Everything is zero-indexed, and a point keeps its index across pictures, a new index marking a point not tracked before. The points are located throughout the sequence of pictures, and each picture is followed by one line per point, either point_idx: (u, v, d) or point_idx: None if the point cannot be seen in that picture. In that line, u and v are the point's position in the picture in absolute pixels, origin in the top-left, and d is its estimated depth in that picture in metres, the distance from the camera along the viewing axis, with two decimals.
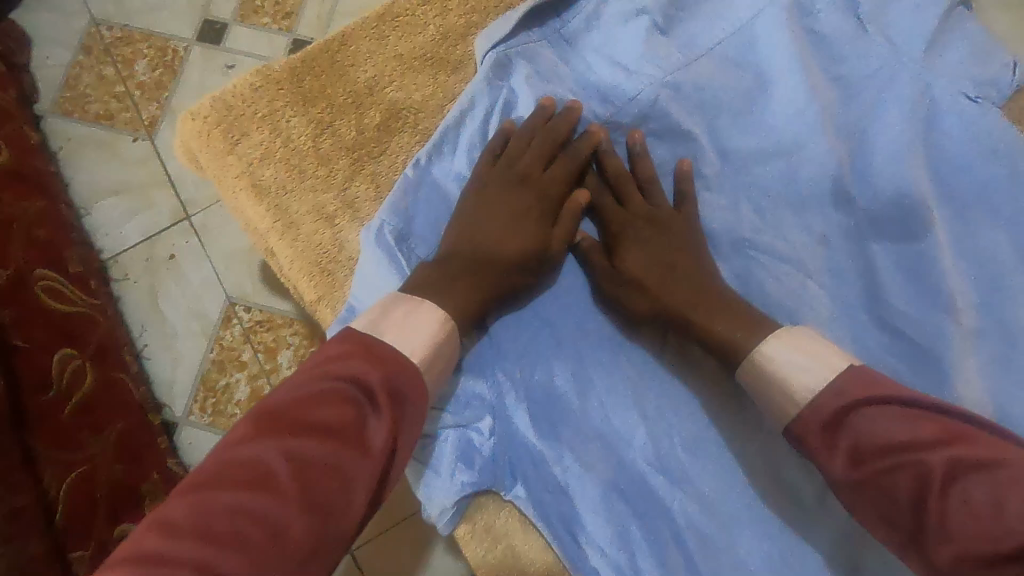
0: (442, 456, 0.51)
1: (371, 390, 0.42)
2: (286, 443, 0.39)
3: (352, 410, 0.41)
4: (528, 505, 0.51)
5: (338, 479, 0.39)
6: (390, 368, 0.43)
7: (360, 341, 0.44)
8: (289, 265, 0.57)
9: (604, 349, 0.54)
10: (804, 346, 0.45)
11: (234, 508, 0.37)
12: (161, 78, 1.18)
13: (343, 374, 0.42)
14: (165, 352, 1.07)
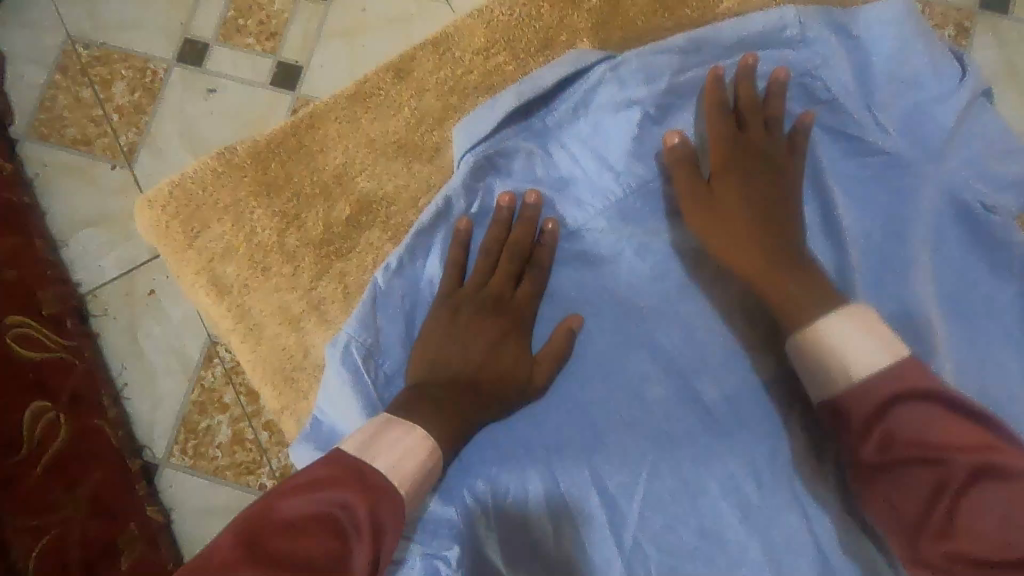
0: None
1: (357, 516, 0.36)
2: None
3: (337, 537, 0.35)
4: None
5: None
6: (377, 495, 0.38)
7: (347, 464, 0.39)
8: (251, 370, 0.54)
9: (581, 471, 0.51)
10: (869, 327, 0.42)
11: None
12: (141, 101, 0.93)
13: (327, 498, 0.36)
14: (144, 397, 0.93)
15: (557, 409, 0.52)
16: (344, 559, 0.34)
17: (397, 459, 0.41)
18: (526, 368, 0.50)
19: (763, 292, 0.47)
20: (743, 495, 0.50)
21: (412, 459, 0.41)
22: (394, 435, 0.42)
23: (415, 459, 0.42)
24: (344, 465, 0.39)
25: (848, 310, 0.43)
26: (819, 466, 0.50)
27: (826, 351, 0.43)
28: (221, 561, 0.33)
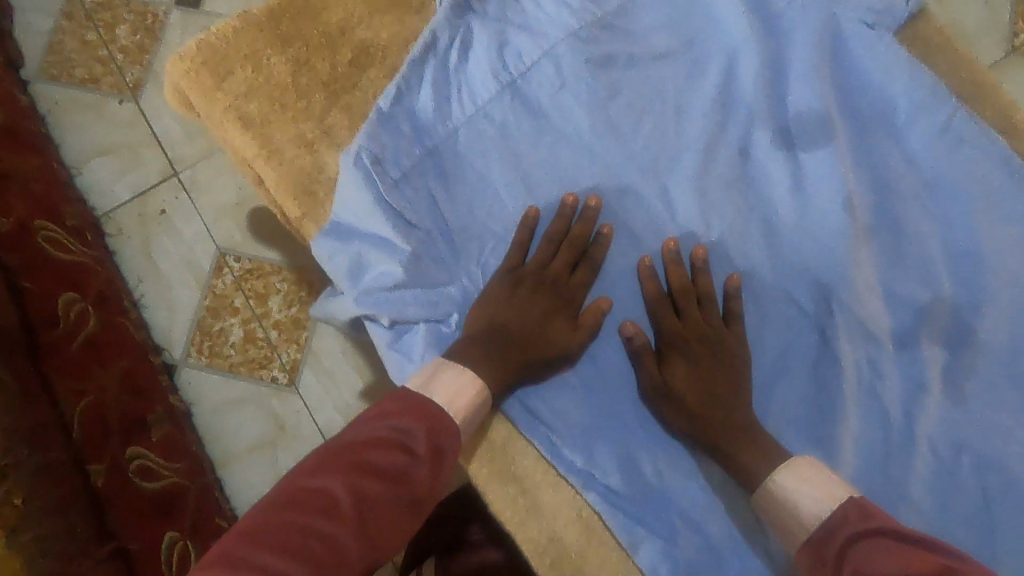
0: (410, 327, 0.60)
1: (415, 437, 0.51)
2: (346, 475, 0.49)
3: (400, 457, 0.50)
4: None
5: (384, 513, 0.49)
6: (435, 423, 0.52)
7: (415, 398, 0.53)
8: (276, 187, 0.64)
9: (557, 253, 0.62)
10: (808, 475, 0.52)
11: (305, 526, 0.45)
12: (143, 41, 1.23)
13: (396, 425, 0.52)
14: (162, 302, 1.14)
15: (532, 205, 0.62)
16: (411, 478, 0.50)
17: (450, 394, 0.54)
18: (569, 332, 0.60)
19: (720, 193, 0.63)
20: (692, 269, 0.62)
21: (465, 395, 0.54)
22: (453, 370, 0.55)
23: (471, 392, 0.55)
24: (413, 400, 0.53)
25: (793, 463, 0.53)
26: (745, 238, 0.62)
27: (786, 511, 0.52)
28: (320, 464, 0.50)
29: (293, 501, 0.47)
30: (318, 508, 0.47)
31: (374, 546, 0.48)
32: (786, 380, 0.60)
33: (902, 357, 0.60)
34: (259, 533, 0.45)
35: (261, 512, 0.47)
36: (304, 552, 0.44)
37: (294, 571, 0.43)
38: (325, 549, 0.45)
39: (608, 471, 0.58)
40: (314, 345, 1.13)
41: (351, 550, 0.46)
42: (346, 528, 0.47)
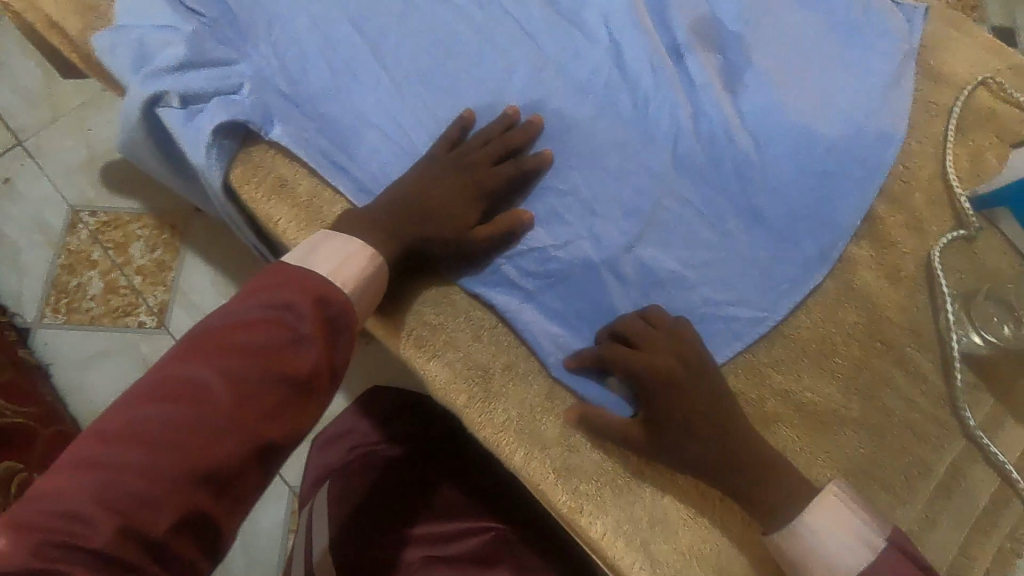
0: (203, 105, 0.59)
1: (300, 310, 0.45)
2: (217, 359, 0.42)
3: (282, 334, 0.44)
4: (285, 138, 0.59)
5: (273, 395, 0.42)
6: (320, 292, 0.47)
7: (292, 273, 0.47)
8: (57, 9, 0.65)
9: (344, 28, 0.62)
10: (842, 522, 0.45)
11: (168, 419, 0.39)
12: None
13: (272, 302, 0.46)
14: (11, 267, 1.08)
15: None
16: (300, 357, 0.44)
17: (338, 263, 0.50)
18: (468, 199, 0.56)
19: None
20: (477, 24, 0.63)
21: (353, 263, 0.50)
22: (333, 245, 0.50)
23: (356, 264, 0.50)
24: (292, 276, 0.48)
25: (822, 503, 0.46)
26: None
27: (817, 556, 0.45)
28: (186, 351, 0.43)
29: (157, 393, 0.41)
30: (184, 397, 0.40)
31: (267, 434, 0.42)
32: (622, 133, 0.60)
33: (681, 70, 0.63)
34: (114, 432, 0.39)
35: (118, 409, 0.40)
36: (169, 446, 0.38)
37: (165, 466, 0.38)
38: (199, 440, 0.39)
39: None
40: (182, 283, 1.08)
41: (233, 442, 0.40)
42: (226, 414, 0.40)
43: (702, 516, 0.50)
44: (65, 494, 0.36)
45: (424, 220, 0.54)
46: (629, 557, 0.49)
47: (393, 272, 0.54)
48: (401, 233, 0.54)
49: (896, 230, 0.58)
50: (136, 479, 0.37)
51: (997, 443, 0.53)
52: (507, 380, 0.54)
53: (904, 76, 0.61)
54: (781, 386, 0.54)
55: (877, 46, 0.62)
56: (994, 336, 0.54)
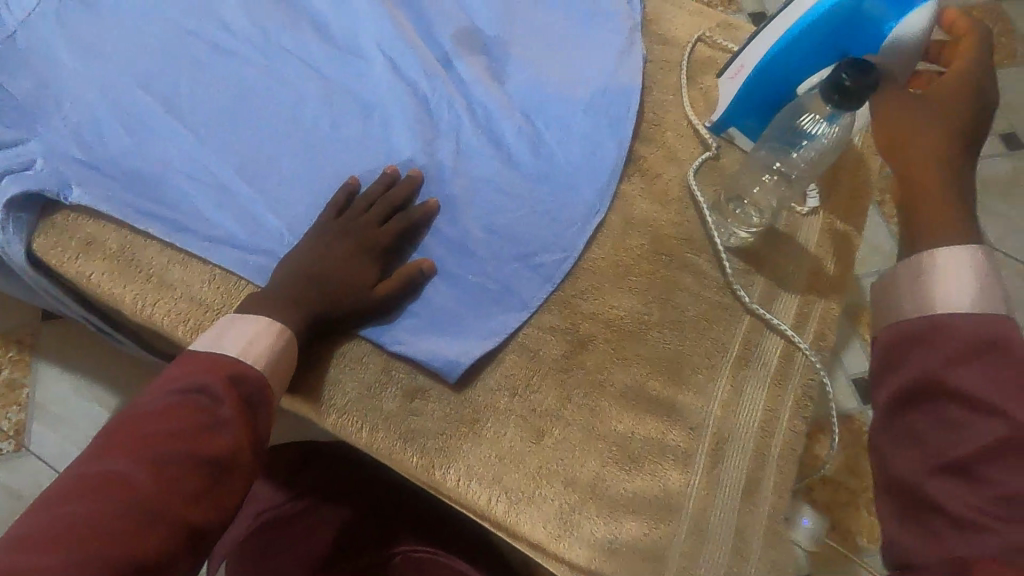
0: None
1: (213, 392, 0.46)
2: (138, 450, 0.42)
3: (198, 417, 0.44)
4: (85, 198, 0.61)
5: (196, 479, 0.43)
6: (230, 374, 0.47)
7: (201, 358, 0.48)
8: None
9: (133, 93, 0.66)
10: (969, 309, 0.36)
11: (91, 512, 0.39)
12: None
13: (185, 386, 0.46)
14: None
15: (97, 65, 0.67)
16: (217, 437, 0.44)
17: (246, 342, 0.50)
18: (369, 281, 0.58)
19: (271, 16, 0.72)
20: (262, 68, 0.69)
21: (262, 340, 0.51)
22: (238, 327, 0.51)
23: (267, 338, 0.51)
24: (203, 359, 0.48)
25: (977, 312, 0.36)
26: (297, 34, 0.71)
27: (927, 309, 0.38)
28: (104, 445, 0.43)
29: (79, 487, 0.41)
30: (106, 489, 0.41)
31: (186, 515, 0.42)
32: (411, 132, 0.67)
33: (453, 73, 0.71)
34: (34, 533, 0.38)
35: (36, 513, 0.40)
36: (90, 539, 0.38)
37: (86, 560, 0.37)
38: (128, 528, 0.39)
39: (228, 231, 0.61)
40: (40, 397, 1.02)
41: (160, 526, 0.41)
42: (151, 499, 0.41)
43: (542, 439, 0.55)
44: None
45: (324, 280, 0.56)
46: (484, 494, 0.53)
47: (300, 340, 0.54)
48: (303, 300, 0.55)
49: (658, 164, 0.68)
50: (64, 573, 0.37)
51: (775, 313, 0.62)
52: (343, 367, 0.57)
53: (635, 45, 0.73)
54: (589, 310, 0.60)
55: (609, 24, 0.74)
56: (747, 229, 0.64)
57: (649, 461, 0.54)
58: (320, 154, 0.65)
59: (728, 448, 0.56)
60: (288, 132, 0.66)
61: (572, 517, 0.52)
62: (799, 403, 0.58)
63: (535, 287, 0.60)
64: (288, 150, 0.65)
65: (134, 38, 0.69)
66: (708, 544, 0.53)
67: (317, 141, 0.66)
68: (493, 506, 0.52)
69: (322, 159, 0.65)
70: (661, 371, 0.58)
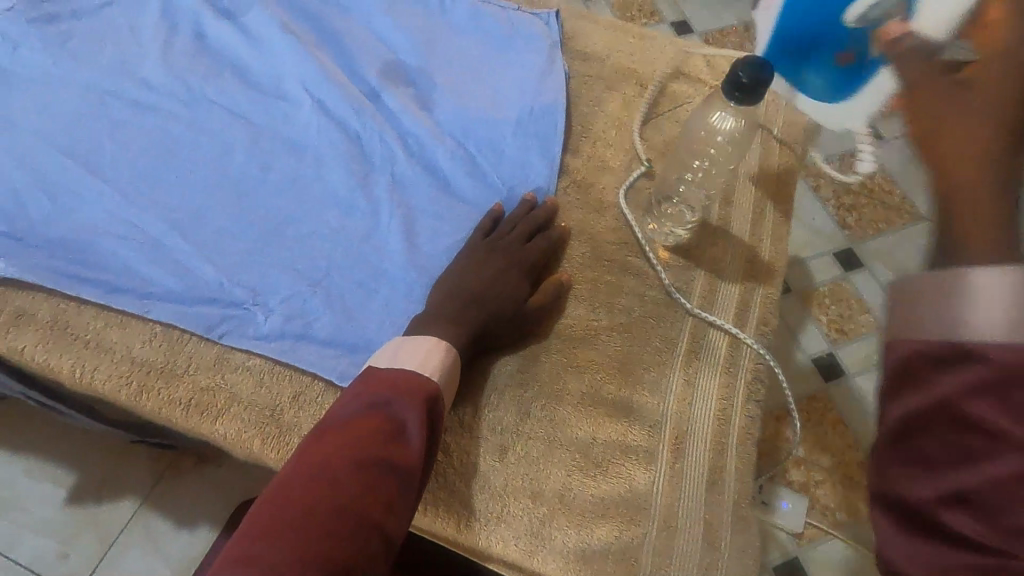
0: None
1: (399, 405, 0.47)
2: (360, 443, 0.44)
3: (391, 427, 0.46)
4: (11, 270, 0.59)
5: (390, 490, 0.43)
6: (416, 387, 0.49)
7: (393, 370, 0.50)
8: None
9: (53, 159, 0.65)
10: None
11: (325, 506, 0.40)
12: None
13: (373, 399, 0.48)
14: None
15: (13, 137, 0.66)
16: (405, 449, 0.45)
17: (421, 355, 0.52)
18: None
19: (190, 70, 0.71)
20: (186, 122, 0.69)
21: (435, 355, 0.52)
22: (412, 344, 0.53)
23: (438, 352, 0.53)
24: (389, 371, 0.50)
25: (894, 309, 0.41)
26: (220, 84, 0.71)
27: None
28: (318, 449, 0.44)
29: (304, 485, 0.42)
30: (328, 486, 0.41)
31: (383, 527, 0.42)
32: (344, 170, 0.67)
33: (381, 107, 0.72)
34: (277, 522, 0.40)
35: (254, 526, 0.40)
36: (328, 531, 0.39)
37: (332, 550, 0.39)
38: (345, 534, 0.40)
39: (166, 287, 0.60)
40: None
41: (359, 539, 0.40)
42: (347, 511, 0.41)
43: (505, 457, 0.55)
44: None
45: None
46: (453, 520, 0.52)
47: None
48: None
49: (591, 174, 0.70)
50: (329, 547, 0.39)
51: (718, 303, 0.64)
52: (297, 410, 0.56)
53: (556, 62, 0.75)
54: (540, 323, 0.61)
55: (529, 44, 0.77)
56: (682, 227, 0.66)
57: (613, 464, 0.55)
58: (254, 200, 0.65)
59: (688, 440, 0.56)
60: (219, 182, 0.66)
61: (543, 530, 0.52)
62: (750, 387, 0.60)
63: None
64: (222, 199, 0.65)
65: (52, 105, 0.68)
66: (679, 538, 0.53)
67: (250, 188, 0.66)
68: (462, 530, 0.52)
69: (256, 205, 0.65)
70: (615, 374, 0.59)
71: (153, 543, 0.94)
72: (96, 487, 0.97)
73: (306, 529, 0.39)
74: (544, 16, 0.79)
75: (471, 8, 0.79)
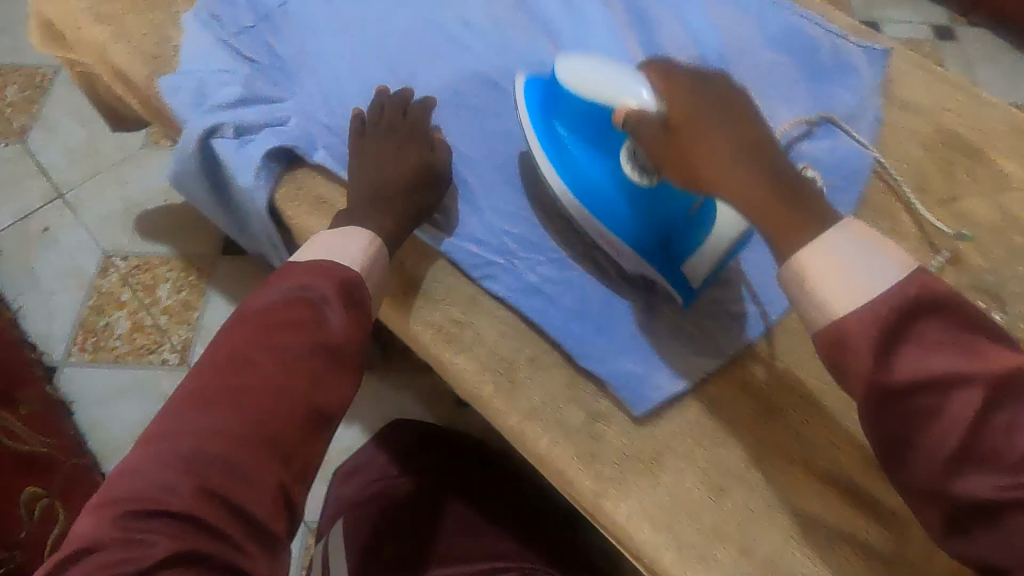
0: (253, 136, 0.67)
1: (325, 295, 0.53)
2: (281, 327, 0.51)
3: (313, 310, 0.52)
4: (330, 162, 0.66)
5: (311, 369, 0.50)
6: (340, 279, 0.54)
7: (323, 264, 0.55)
8: (125, 59, 0.73)
9: (379, 71, 0.71)
10: (843, 250, 0.46)
11: (228, 387, 0.47)
12: (31, 96, 1.35)
13: (305, 287, 0.53)
14: (43, 309, 1.13)
15: (353, 41, 0.72)
16: (328, 329, 0.52)
17: (352, 248, 0.57)
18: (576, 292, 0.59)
19: (511, 20, 0.74)
20: (496, 66, 0.72)
21: (366, 251, 0.57)
22: (341, 235, 0.57)
23: (366, 242, 0.57)
24: (326, 266, 0.55)
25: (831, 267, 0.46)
26: (534, 38, 0.73)
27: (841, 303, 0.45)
28: (244, 325, 0.51)
29: (224, 368, 0.49)
30: (234, 372, 0.48)
31: (320, 407, 0.50)
32: None
33: None
34: (200, 388, 0.48)
35: (200, 378, 0.49)
36: (237, 406, 0.46)
37: (270, 407, 0.47)
38: (271, 404, 0.47)
39: (448, 215, 0.64)
40: (207, 322, 1.12)
41: (298, 400, 0.48)
42: (263, 395, 0.47)
43: (722, 496, 0.53)
44: (165, 442, 0.45)
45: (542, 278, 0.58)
46: (655, 538, 0.52)
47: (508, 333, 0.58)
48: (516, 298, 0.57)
49: None
50: (278, 404, 0.48)
51: None
52: (531, 369, 0.58)
53: (865, 109, 0.71)
54: (789, 374, 0.57)
55: (843, 83, 0.72)
56: None
57: (832, 549, 0.51)
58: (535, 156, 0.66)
59: (928, 559, 0.51)
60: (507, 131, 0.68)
61: None
62: None
63: (735, 334, 0.58)
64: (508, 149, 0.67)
65: (392, 19, 0.74)
66: None
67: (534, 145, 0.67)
68: (661, 550, 0.52)
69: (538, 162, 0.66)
70: (857, 458, 0.54)
71: None
72: None
73: (201, 420, 0.46)
74: (822, 126, 0.69)
75: (786, 22, 0.75)
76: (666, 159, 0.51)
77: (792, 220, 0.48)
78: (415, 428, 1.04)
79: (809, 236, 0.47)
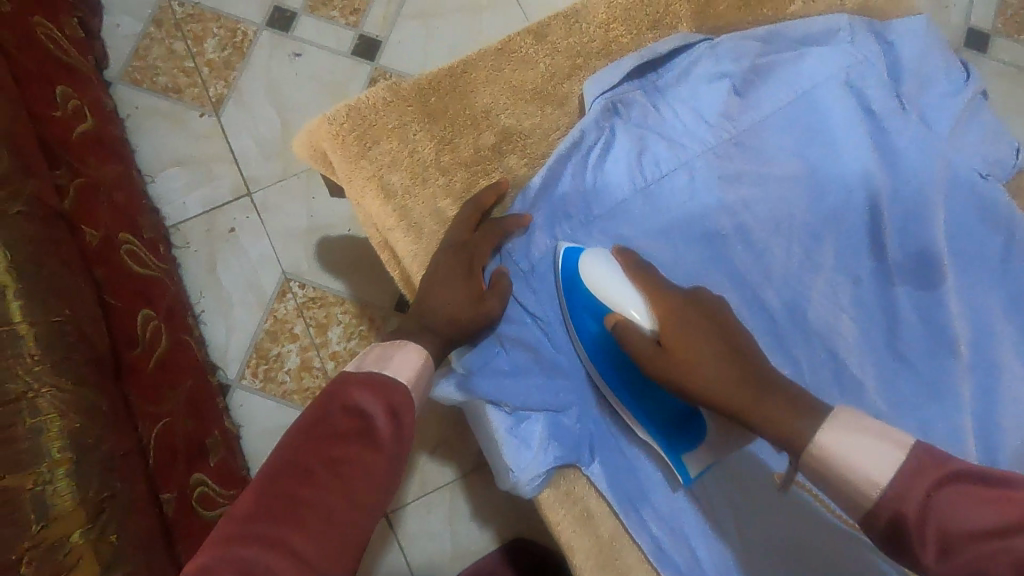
0: (528, 416, 0.64)
1: (371, 408, 0.52)
2: (333, 435, 0.50)
3: (363, 420, 0.51)
4: (602, 478, 0.64)
5: (360, 478, 0.49)
6: (386, 390, 0.53)
7: (365, 374, 0.54)
8: (410, 258, 0.66)
9: None
10: (858, 424, 0.47)
11: (283, 495, 0.48)
12: (229, 58, 1.25)
13: (353, 397, 0.53)
14: (221, 320, 1.15)
15: None
16: (375, 438, 0.51)
17: (398, 362, 0.56)
18: None
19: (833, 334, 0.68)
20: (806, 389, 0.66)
21: (412, 364, 0.56)
22: (394, 350, 0.57)
23: (413, 360, 0.57)
24: (363, 374, 0.54)
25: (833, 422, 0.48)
26: (856, 368, 0.67)
27: (851, 472, 0.46)
28: (302, 430, 0.51)
29: (277, 477, 0.49)
30: (288, 481, 0.48)
31: (367, 514, 0.49)
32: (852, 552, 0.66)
33: None
34: (263, 492, 0.48)
35: (262, 478, 0.49)
36: (288, 519, 0.46)
37: (323, 515, 0.47)
38: (321, 521, 0.47)
39: (705, 568, 0.65)
40: None
41: (345, 517, 0.48)
42: (312, 510, 0.47)
43: None
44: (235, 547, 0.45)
45: None
46: None
47: None
48: None
49: None
50: (326, 516, 0.47)
51: None
52: None
53: None
54: None
55: None
56: None
57: None
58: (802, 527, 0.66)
59: None
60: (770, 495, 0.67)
61: None
62: None
63: None
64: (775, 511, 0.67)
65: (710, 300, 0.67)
66: None
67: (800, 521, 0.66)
68: None
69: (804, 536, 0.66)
70: None
71: (452, 518, 1.10)
72: (435, 439, 1.12)
73: (258, 519, 0.46)
74: None
75: None
76: (665, 375, 0.59)
77: (793, 411, 0.52)
78: (538, 554, 1.09)
79: (808, 424, 0.50)
